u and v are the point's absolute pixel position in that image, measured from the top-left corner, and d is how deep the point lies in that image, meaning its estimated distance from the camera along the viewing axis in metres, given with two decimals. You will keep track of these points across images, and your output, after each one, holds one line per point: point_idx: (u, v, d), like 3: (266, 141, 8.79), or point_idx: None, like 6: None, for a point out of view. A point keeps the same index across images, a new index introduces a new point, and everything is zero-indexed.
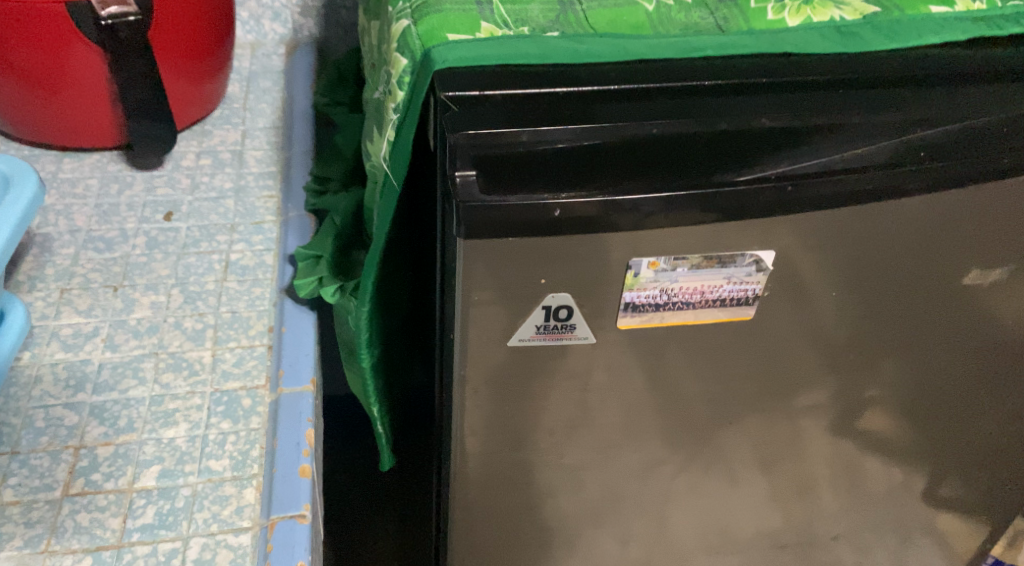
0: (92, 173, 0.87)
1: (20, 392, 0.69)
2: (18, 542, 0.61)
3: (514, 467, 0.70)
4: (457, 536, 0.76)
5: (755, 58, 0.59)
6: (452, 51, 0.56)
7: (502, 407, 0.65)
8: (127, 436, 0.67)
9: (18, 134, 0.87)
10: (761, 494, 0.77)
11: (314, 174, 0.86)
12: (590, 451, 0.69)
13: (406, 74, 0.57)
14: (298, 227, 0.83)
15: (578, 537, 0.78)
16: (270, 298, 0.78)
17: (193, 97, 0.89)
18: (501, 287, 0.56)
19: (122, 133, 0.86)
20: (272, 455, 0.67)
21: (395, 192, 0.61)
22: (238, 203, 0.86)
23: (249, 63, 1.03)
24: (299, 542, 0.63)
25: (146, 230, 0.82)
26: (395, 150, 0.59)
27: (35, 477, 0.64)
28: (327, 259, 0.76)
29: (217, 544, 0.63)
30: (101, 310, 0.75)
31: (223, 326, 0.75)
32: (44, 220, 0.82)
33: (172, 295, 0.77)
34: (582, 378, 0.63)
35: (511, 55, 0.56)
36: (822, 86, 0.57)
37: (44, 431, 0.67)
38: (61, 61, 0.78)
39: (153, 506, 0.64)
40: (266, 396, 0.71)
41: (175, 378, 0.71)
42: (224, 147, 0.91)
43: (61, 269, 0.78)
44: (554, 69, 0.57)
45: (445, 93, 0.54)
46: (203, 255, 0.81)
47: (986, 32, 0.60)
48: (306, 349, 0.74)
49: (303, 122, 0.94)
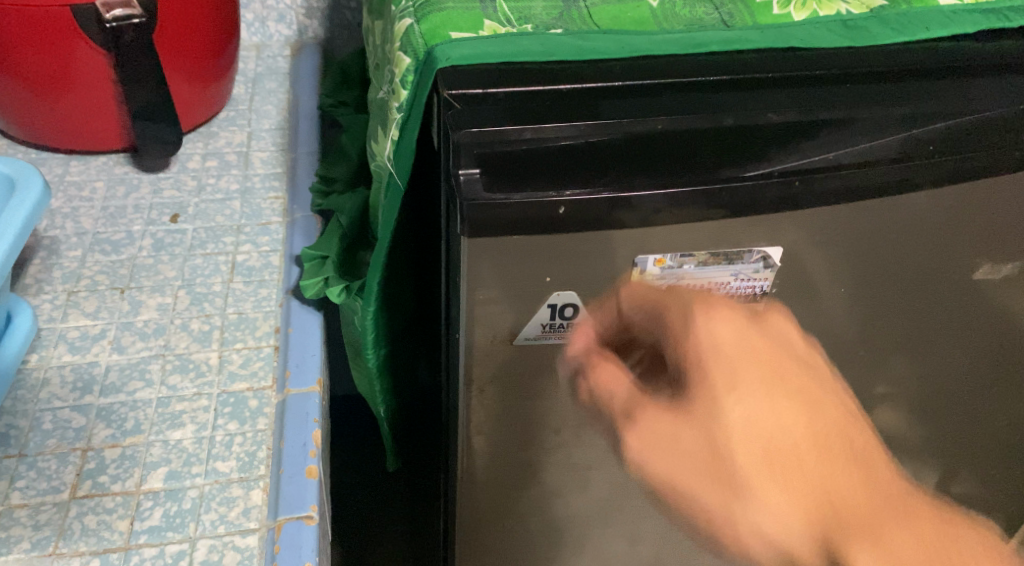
0: (98, 176, 0.87)
1: (27, 395, 0.69)
2: (26, 545, 0.62)
3: (522, 467, 0.70)
4: (465, 535, 0.76)
5: (762, 53, 0.58)
6: (455, 48, 0.55)
7: (509, 406, 0.64)
8: (134, 438, 0.67)
9: (24, 138, 0.87)
10: None
11: (319, 174, 0.86)
12: (598, 450, 0.69)
13: (409, 74, 0.57)
14: (304, 228, 0.83)
15: (586, 537, 0.78)
16: (276, 298, 0.78)
17: (198, 100, 0.89)
18: (505, 284, 0.56)
19: (128, 136, 0.87)
20: (279, 456, 0.67)
21: (400, 191, 0.60)
22: (244, 205, 0.86)
23: (254, 65, 1.03)
24: (306, 544, 0.63)
25: (152, 232, 0.82)
26: (399, 149, 0.59)
27: (43, 480, 0.64)
28: (334, 259, 0.75)
29: (224, 546, 0.63)
30: (108, 313, 0.75)
31: (230, 327, 0.75)
32: (52, 223, 0.82)
33: (178, 297, 0.77)
34: (589, 376, 0.63)
35: (517, 52, 0.56)
36: (830, 82, 0.56)
37: (51, 433, 0.67)
38: (67, 65, 0.78)
39: (160, 508, 0.64)
40: (273, 397, 0.71)
41: (182, 380, 0.71)
42: (230, 149, 0.91)
43: (69, 272, 0.78)
44: (559, 66, 0.56)
45: (449, 90, 0.54)
46: (209, 256, 0.81)
47: (996, 23, 0.59)
48: (313, 351, 0.74)
49: (309, 124, 0.94)
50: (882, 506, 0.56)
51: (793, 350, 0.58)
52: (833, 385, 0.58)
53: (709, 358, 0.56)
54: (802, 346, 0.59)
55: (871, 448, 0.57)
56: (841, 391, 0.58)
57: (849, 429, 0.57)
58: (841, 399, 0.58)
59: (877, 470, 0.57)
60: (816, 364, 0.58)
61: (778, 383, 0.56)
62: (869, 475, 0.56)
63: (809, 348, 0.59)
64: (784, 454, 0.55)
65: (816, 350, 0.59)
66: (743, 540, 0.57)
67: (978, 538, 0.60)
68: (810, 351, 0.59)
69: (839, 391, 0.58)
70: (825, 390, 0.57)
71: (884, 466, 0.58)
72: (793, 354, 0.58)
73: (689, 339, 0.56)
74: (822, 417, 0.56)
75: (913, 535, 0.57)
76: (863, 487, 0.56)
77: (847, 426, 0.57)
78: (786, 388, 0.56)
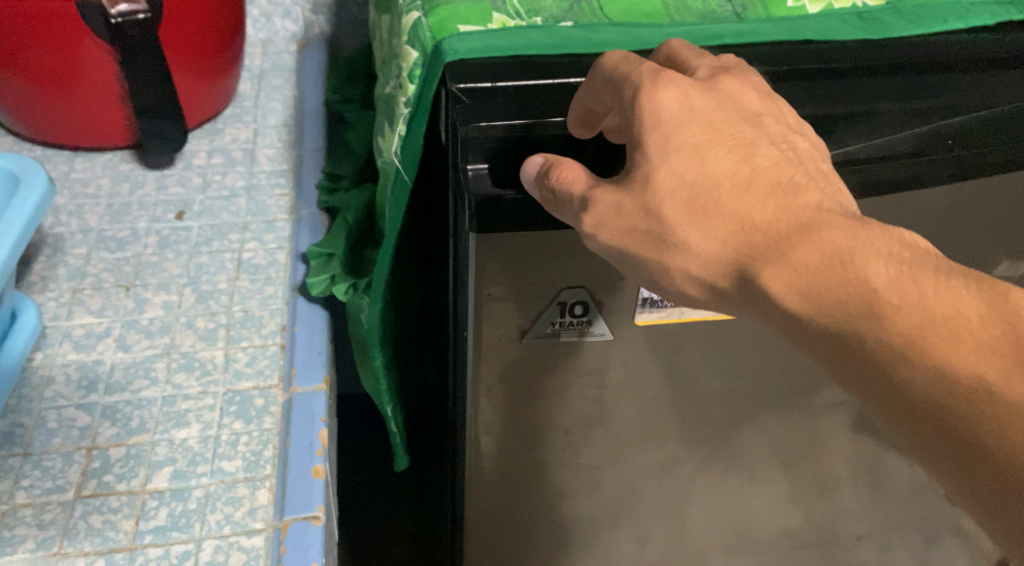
0: (103, 173, 0.86)
1: (32, 393, 0.69)
2: (31, 544, 0.61)
3: (530, 467, 0.69)
4: (472, 536, 0.75)
5: (775, 45, 0.57)
6: (464, 42, 0.55)
7: (517, 406, 0.64)
8: (140, 437, 0.67)
9: (29, 135, 0.86)
10: (781, 493, 0.76)
11: (326, 171, 0.86)
12: (607, 450, 0.69)
13: (417, 67, 0.57)
14: (310, 225, 0.82)
15: (595, 538, 0.77)
16: (283, 296, 0.77)
17: (203, 96, 0.88)
18: (514, 282, 0.56)
19: (133, 132, 0.86)
20: (285, 455, 0.66)
21: (407, 187, 0.60)
22: (250, 202, 0.85)
23: (260, 61, 1.03)
24: (312, 545, 0.62)
25: (157, 229, 0.82)
26: (407, 144, 0.58)
27: (48, 479, 0.64)
28: (339, 257, 0.75)
29: (229, 546, 0.62)
30: (113, 311, 0.75)
31: (235, 325, 0.75)
32: (56, 221, 0.81)
33: (183, 295, 0.77)
34: (599, 374, 0.62)
35: (524, 46, 0.55)
36: (845, 74, 0.55)
37: (56, 432, 0.66)
38: (71, 61, 0.77)
39: (165, 507, 0.63)
40: (279, 396, 0.70)
41: (187, 378, 0.71)
42: (235, 146, 0.91)
43: (74, 269, 0.78)
44: (567, 59, 0.55)
45: (457, 84, 0.53)
46: (215, 254, 0.80)
47: (1014, 15, 0.59)
48: (320, 349, 0.74)
49: (315, 120, 0.93)
50: (810, 213, 0.47)
51: (744, 111, 0.51)
52: (782, 136, 0.50)
53: (651, 126, 0.49)
54: (763, 108, 0.51)
55: (815, 187, 0.49)
56: (793, 139, 0.50)
57: (787, 165, 0.49)
58: (789, 131, 0.51)
59: (807, 193, 0.48)
60: (766, 126, 0.51)
61: (702, 142, 0.49)
62: (794, 207, 0.47)
63: (770, 105, 0.52)
64: (710, 194, 0.48)
65: (776, 105, 0.52)
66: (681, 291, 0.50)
67: (921, 249, 0.47)
68: (767, 104, 0.51)
69: (790, 140, 0.50)
70: (765, 137, 0.50)
71: (829, 203, 0.48)
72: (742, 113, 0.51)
73: (636, 111, 0.49)
74: (755, 158, 0.49)
75: (827, 253, 0.46)
76: (782, 208, 0.47)
77: (788, 168, 0.49)
78: (710, 121, 0.50)
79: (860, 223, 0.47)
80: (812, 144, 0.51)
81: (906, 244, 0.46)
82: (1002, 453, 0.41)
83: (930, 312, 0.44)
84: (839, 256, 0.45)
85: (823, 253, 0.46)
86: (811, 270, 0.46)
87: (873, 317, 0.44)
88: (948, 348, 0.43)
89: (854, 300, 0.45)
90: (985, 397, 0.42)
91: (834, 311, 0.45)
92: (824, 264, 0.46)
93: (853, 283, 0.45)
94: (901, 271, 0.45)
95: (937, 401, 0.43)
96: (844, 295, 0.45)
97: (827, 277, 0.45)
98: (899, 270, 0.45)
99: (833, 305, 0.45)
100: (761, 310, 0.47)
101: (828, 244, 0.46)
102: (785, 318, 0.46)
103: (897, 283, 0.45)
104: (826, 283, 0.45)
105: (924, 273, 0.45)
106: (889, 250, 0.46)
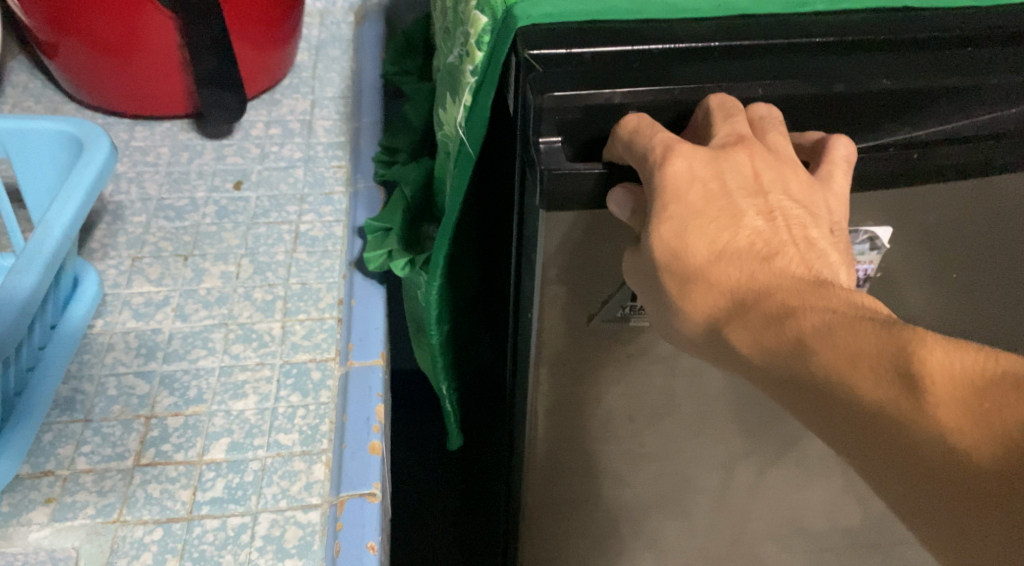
0: (163, 142, 0.86)
1: (93, 359, 0.68)
2: (91, 511, 0.61)
3: (587, 453, 0.68)
4: (526, 522, 0.74)
5: (868, 13, 0.54)
6: (537, 6, 0.52)
7: (578, 391, 0.62)
8: (197, 407, 0.66)
9: (91, 102, 0.86)
10: (844, 492, 0.73)
11: (382, 144, 0.83)
12: (669, 438, 0.67)
13: (486, 34, 0.54)
14: (367, 200, 0.81)
15: (650, 528, 0.76)
16: (339, 269, 0.76)
17: (263, 66, 0.87)
18: (581, 262, 0.55)
19: (193, 101, 0.86)
20: (342, 430, 0.66)
21: (470, 160, 0.58)
22: (307, 173, 0.84)
23: (318, 31, 1.02)
24: (369, 522, 0.61)
25: (215, 199, 0.81)
26: (473, 114, 0.56)
27: (108, 446, 0.64)
28: (397, 232, 0.73)
29: (285, 521, 0.61)
30: (171, 280, 0.74)
31: (292, 297, 0.74)
32: (117, 188, 0.81)
33: (241, 266, 0.76)
34: (669, 361, 0.61)
35: (601, 10, 0.53)
36: (941, 44, 0.52)
37: (116, 399, 0.66)
38: (133, 28, 0.77)
39: (222, 479, 0.63)
40: (335, 369, 0.70)
41: (245, 349, 0.70)
42: (293, 117, 0.90)
43: (133, 237, 0.77)
44: (646, 25, 0.53)
45: (529, 51, 0.51)
46: (272, 225, 0.79)
47: None
48: (376, 323, 0.72)
49: (372, 93, 0.92)
50: (769, 283, 0.46)
51: (748, 181, 0.48)
52: (777, 206, 0.48)
53: (664, 205, 0.47)
54: (767, 175, 0.48)
55: (793, 250, 0.47)
56: (786, 206, 0.48)
57: (773, 238, 0.48)
58: (786, 200, 0.48)
59: (782, 260, 0.47)
60: (767, 191, 0.48)
61: (692, 216, 0.47)
62: (758, 274, 0.47)
63: (774, 170, 0.48)
64: (694, 270, 0.47)
65: (786, 171, 0.49)
66: (678, 342, 0.50)
67: (856, 296, 0.46)
68: (770, 168, 0.48)
69: (784, 209, 0.48)
70: (758, 204, 0.48)
71: (800, 266, 0.47)
72: (742, 188, 0.48)
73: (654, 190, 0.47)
74: (742, 232, 0.48)
75: (766, 312, 0.46)
76: (750, 275, 0.47)
77: (771, 237, 0.48)
78: (709, 189, 0.47)
79: (812, 280, 0.46)
80: (806, 209, 0.49)
81: (842, 296, 0.45)
82: (921, 488, 0.42)
83: (842, 355, 0.43)
84: (773, 314, 0.45)
85: (761, 314, 0.46)
86: (756, 327, 0.46)
87: (799, 364, 0.44)
88: (858, 379, 0.43)
89: (785, 349, 0.45)
90: (893, 440, 0.42)
91: (772, 362, 0.46)
92: (764, 321, 0.46)
93: (782, 332, 0.45)
94: (824, 318, 0.44)
95: (858, 448, 0.43)
96: (777, 347, 0.45)
97: (765, 331, 0.46)
98: (824, 315, 0.44)
99: (772, 355, 0.45)
100: (729, 360, 0.48)
101: (770, 306, 0.46)
102: (748, 367, 0.47)
103: (816, 330, 0.44)
104: (764, 340, 0.45)
105: (843, 318, 0.44)
106: (822, 301, 0.45)
